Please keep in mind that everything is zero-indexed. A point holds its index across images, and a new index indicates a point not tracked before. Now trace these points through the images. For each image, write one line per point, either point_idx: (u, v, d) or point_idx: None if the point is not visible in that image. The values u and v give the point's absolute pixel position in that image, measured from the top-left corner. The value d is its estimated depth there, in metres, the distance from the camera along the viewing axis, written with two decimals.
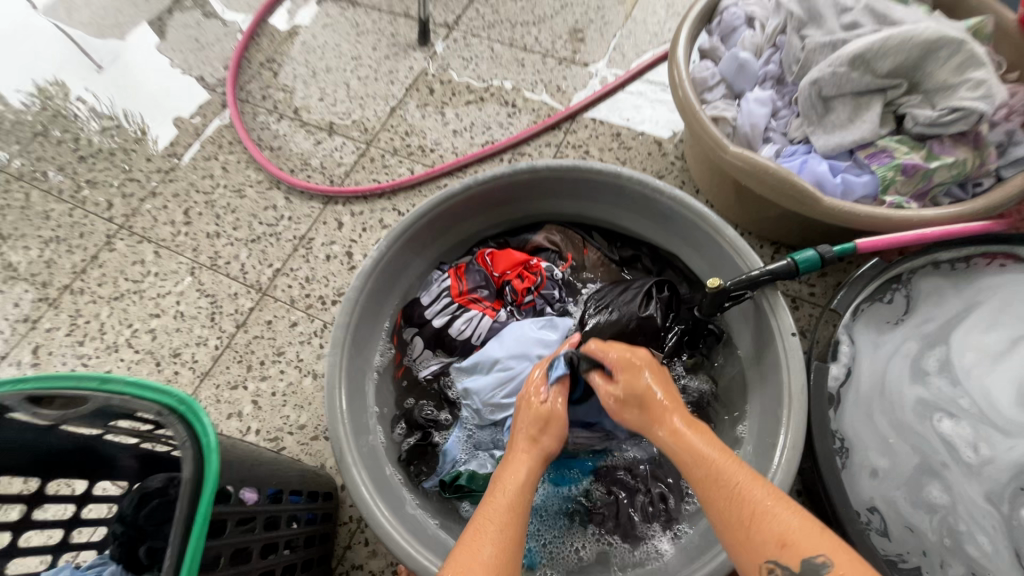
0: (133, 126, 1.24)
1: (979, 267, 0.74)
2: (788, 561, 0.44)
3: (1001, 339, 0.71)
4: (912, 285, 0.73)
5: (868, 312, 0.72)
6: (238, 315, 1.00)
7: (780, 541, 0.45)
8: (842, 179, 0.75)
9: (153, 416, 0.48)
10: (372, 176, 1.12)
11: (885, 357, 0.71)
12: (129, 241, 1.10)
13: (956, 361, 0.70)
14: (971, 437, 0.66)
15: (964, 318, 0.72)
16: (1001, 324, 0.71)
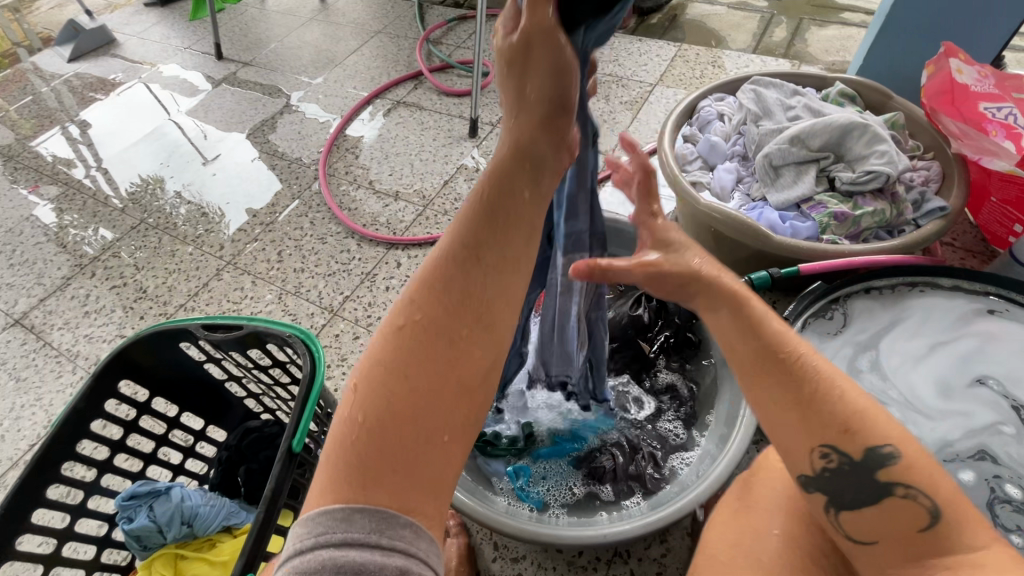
0: (218, 215, 1.56)
1: (903, 291, 0.93)
2: (851, 449, 0.50)
3: (923, 346, 0.90)
4: (847, 303, 0.93)
5: (813, 322, 0.91)
6: (312, 329, 1.25)
7: (846, 429, 0.50)
8: (790, 224, 0.98)
9: (284, 337, 0.70)
10: (426, 229, 1.41)
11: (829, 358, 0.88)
12: (233, 273, 1.40)
13: (884, 364, 0.89)
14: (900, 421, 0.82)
15: (892, 330, 0.91)
16: (921, 334, 0.90)
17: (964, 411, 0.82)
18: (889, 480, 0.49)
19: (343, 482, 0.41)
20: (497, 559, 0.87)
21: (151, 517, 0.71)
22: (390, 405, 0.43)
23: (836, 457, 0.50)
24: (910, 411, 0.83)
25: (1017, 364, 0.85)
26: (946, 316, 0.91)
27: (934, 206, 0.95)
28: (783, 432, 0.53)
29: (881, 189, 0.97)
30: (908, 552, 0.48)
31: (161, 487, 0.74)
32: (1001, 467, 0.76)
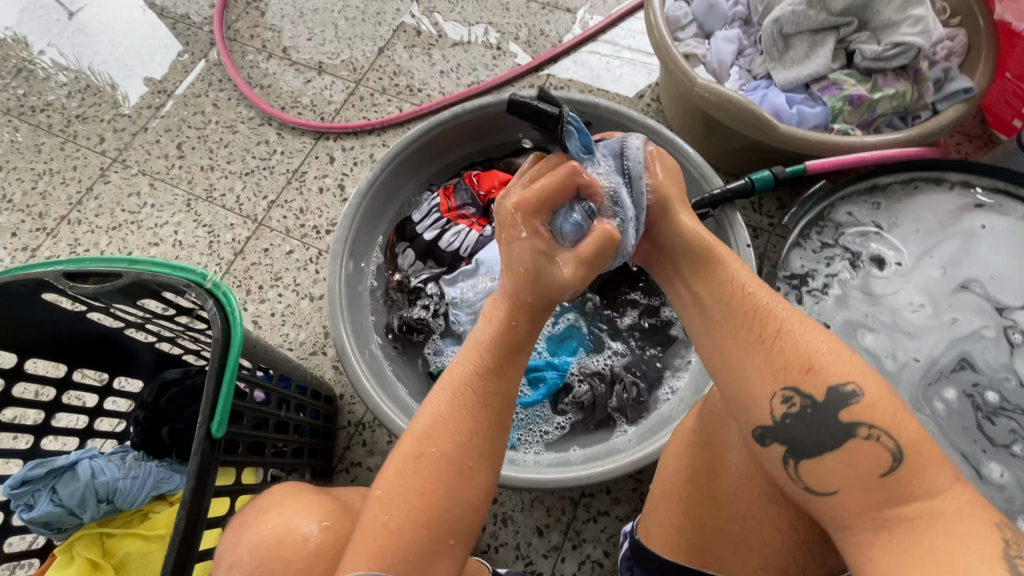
0: (99, 80, 1.23)
1: (899, 192, 0.85)
2: (812, 387, 0.43)
3: (908, 254, 0.83)
4: (838, 211, 0.85)
5: (803, 237, 0.82)
6: (235, 244, 1.05)
7: (807, 364, 0.43)
8: (797, 109, 0.83)
9: (181, 286, 0.53)
10: (362, 114, 1.16)
11: (816, 273, 0.82)
12: (123, 174, 1.13)
13: (873, 284, 0.82)
14: (889, 348, 0.78)
15: (880, 238, 0.84)
16: (911, 238, 0.83)
17: (952, 318, 0.79)
18: (853, 420, 0.42)
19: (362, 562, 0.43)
20: None
21: (54, 501, 0.60)
22: (403, 507, 0.44)
23: (798, 401, 0.43)
24: (897, 325, 0.79)
25: (1006, 265, 0.80)
26: (938, 215, 0.84)
27: (959, 86, 0.82)
28: (735, 377, 0.45)
29: (905, 66, 0.82)
30: (870, 502, 0.40)
31: (63, 464, 0.62)
32: (980, 375, 0.75)
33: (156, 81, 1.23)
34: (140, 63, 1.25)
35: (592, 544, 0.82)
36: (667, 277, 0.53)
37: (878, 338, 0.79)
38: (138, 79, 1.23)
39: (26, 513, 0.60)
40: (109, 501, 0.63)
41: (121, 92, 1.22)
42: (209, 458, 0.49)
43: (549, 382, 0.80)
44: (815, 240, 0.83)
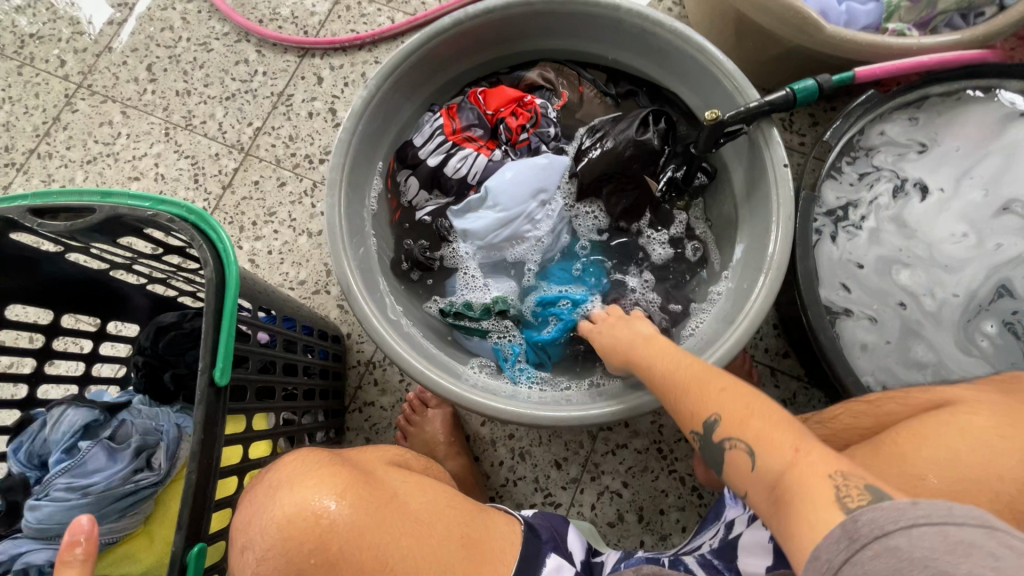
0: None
1: (935, 105, 0.77)
2: (695, 425, 0.46)
3: (948, 178, 0.76)
4: (869, 136, 0.77)
5: (835, 166, 0.76)
6: (222, 176, 0.97)
7: (690, 411, 0.47)
8: (846, 6, 0.74)
9: (164, 222, 0.47)
10: (349, 26, 1.04)
11: (857, 203, 0.77)
12: (91, 101, 1.03)
13: (910, 211, 0.76)
14: (925, 281, 0.73)
15: (920, 158, 0.77)
16: (950, 159, 0.76)
17: (994, 244, 0.73)
18: (721, 435, 0.42)
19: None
20: (485, 423, 0.84)
21: (88, 491, 0.54)
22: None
23: (734, 442, 0.41)
24: (935, 254, 0.74)
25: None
26: (980, 129, 0.75)
27: None
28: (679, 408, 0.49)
29: None
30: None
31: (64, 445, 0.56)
32: (1018, 303, 0.71)
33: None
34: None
35: (611, 476, 0.82)
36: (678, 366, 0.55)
37: (912, 269, 0.74)
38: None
39: (35, 515, 0.53)
40: (148, 467, 0.58)
41: (84, 15, 1.07)
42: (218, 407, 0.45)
43: (564, 317, 0.76)
44: (849, 171, 0.76)
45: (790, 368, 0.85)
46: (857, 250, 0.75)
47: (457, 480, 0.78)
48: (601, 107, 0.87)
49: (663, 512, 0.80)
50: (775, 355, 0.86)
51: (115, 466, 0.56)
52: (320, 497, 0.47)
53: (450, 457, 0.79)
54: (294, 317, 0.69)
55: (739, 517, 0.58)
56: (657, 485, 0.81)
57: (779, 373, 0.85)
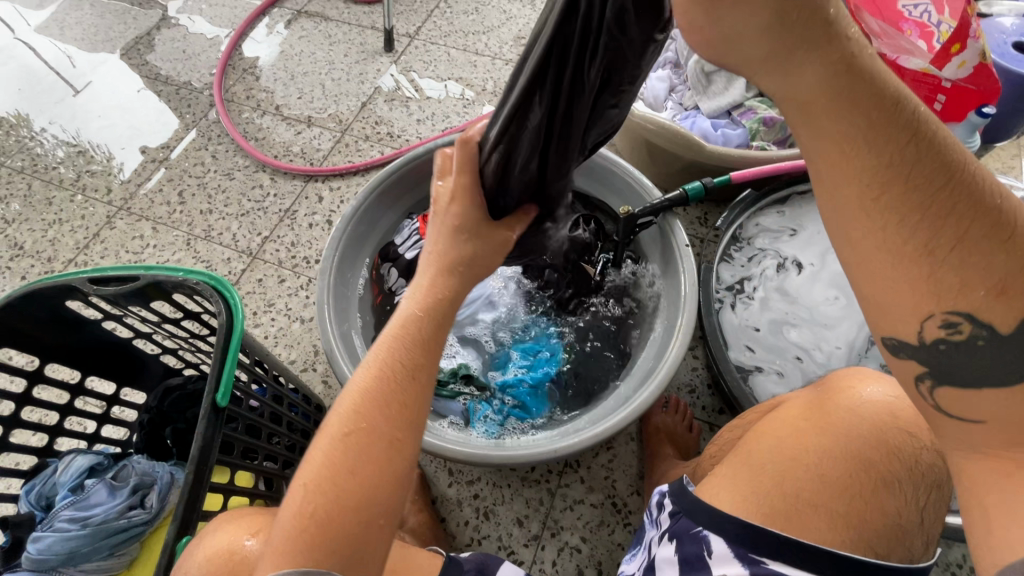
0: (97, 152, 1.33)
1: (798, 201, 0.96)
2: (990, 317, 0.36)
3: (814, 254, 0.93)
4: (750, 230, 0.95)
5: (728, 253, 0.93)
6: (231, 276, 1.14)
7: (1001, 287, 0.35)
8: (721, 132, 0.97)
9: (191, 285, 0.62)
10: (347, 158, 1.30)
11: (748, 279, 0.92)
12: (128, 220, 1.24)
13: (790, 284, 0.91)
14: (811, 337, 0.86)
15: (792, 239, 0.95)
16: (816, 239, 0.93)
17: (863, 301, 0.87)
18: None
19: (297, 545, 0.43)
20: (452, 483, 0.91)
21: (86, 522, 0.61)
22: (318, 502, 0.44)
23: (966, 330, 0.37)
24: (815, 315, 0.88)
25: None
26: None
27: None
28: (889, 290, 0.38)
29: None
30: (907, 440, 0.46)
31: (69, 485, 0.64)
32: None
33: (143, 149, 1.34)
34: (152, 130, 1.37)
35: (570, 531, 0.86)
36: (844, 175, 0.37)
37: (800, 327, 0.87)
38: (141, 150, 1.34)
39: (37, 545, 0.59)
40: (141, 506, 0.65)
41: (118, 161, 1.33)
42: (211, 427, 0.56)
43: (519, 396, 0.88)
44: (739, 256, 0.93)
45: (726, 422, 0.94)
46: (751, 317, 0.89)
47: (419, 534, 0.82)
48: None
49: (620, 566, 0.84)
50: (711, 412, 0.96)
51: (114, 500, 0.63)
52: (240, 538, 0.51)
53: (415, 513, 0.84)
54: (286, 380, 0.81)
55: (654, 539, 0.60)
56: (614, 538, 0.86)
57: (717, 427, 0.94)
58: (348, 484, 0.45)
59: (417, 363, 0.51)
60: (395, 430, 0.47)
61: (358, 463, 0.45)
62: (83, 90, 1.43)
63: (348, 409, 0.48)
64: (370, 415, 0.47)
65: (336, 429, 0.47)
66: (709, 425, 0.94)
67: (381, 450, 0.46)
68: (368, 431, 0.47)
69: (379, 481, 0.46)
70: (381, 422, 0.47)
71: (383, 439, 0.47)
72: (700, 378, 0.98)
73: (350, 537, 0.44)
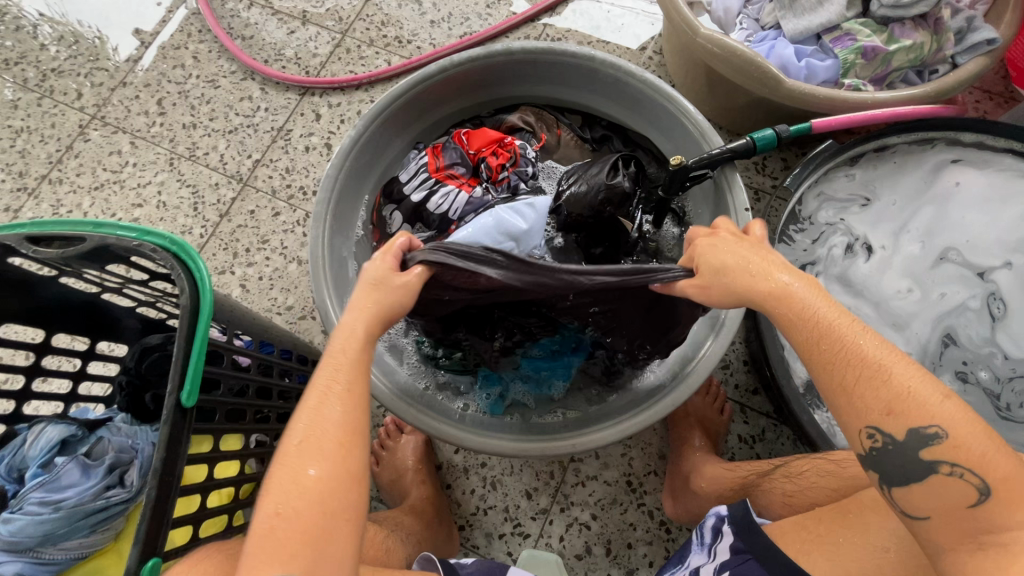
0: (87, 32, 1.15)
1: (876, 159, 0.79)
2: (893, 429, 0.41)
3: (885, 236, 0.77)
4: (813, 206, 0.78)
5: (787, 232, 0.77)
6: (221, 205, 1.02)
7: (888, 409, 0.41)
8: (806, 62, 0.78)
9: (147, 252, 0.51)
10: (348, 67, 1.11)
11: (812, 264, 0.76)
12: (103, 131, 1.09)
13: (853, 274, 0.75)
14: (878, 341, 0.72)
15: (863, 211, 0.78)
16: (889, 214, 0.78)
17: (938, 293, 0.73)
18: (933, 458, 0.40)
19: (280, 553, 0.41)
20: (459, 450, 0.86)
21: (59, 505, 0.56)
22: (285, 506, 0.42)
23: (881, 439, 0.41)
24: (883, 313, 0.73)
25: (981, 228, 0.74)
26: (912, 181, 0.78)
27: (981, 38, 0.75)
28: (841, 405, 0.43)
29: (925, 15, 0.76)
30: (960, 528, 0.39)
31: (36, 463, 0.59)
32: (965, 352, 0.71)
33: (136, 32, 1.16)
34: (129, 14, 1.17)
35: (580, 507, 0.82)
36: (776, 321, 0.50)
37: (865, 327, 0.73)
38: (133, 33, 1.16)
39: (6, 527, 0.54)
40: (119, 484, 0.60)
41: (111, 45, 1.15)
42: (171, 430, 0.48)
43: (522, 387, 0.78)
44: (801, 239, 0.76)
45: (759, 404, 0.86)
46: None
47: (420, 510, 0.76)
48: (578, 149, 0.92)
49: (630, 546, 0.81)
50: (745, 391, 0.87)
51: (87, 481, 0.58)
52: None
53: (417, 485, 0.80)
54: (280, 343, 0.72)
55: (704, 568, 0.55)
56: (626, 518, 0.82)
57: (748, 407, 0.86)
58: (302, 478, 0.43)
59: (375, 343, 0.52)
60: (353, 429, 0.46)
61: (303, 461, 0.44)
62: None
63: (318, 381, 0.48)
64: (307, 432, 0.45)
65: (293, 428, 0.46)
66: (740, 406, 0.87)
67: (322, 431, 0.45)
68: (331, 431, 0.45)
69: (323, 494, 0.43)
70: (330, 394, 0.47)
71: (343, 428, 0.46)
72: (736, 354, 0.88)
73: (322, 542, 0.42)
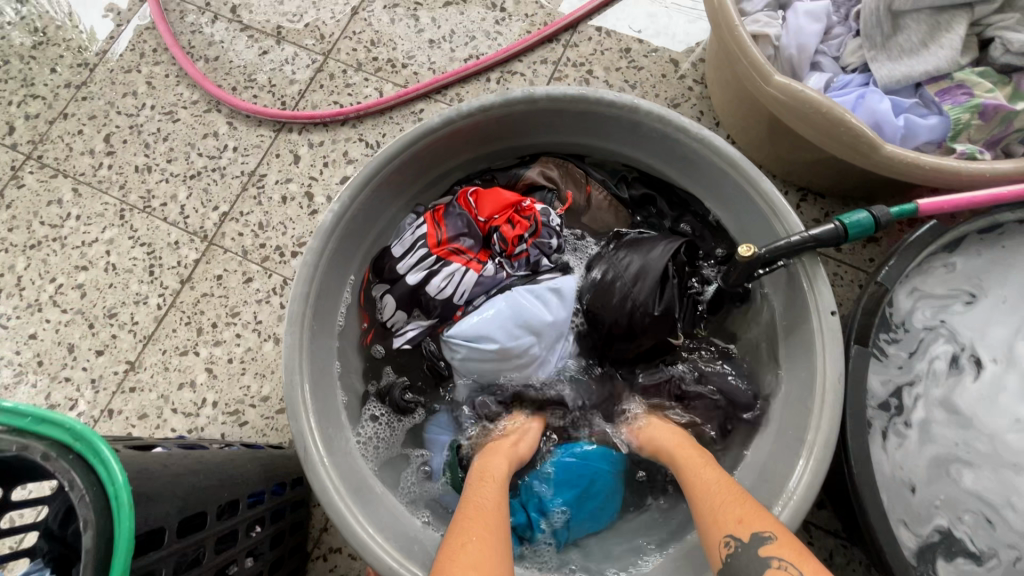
0: (55, 8, 0.98)
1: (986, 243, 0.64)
2: (742, 534, 0.47)
3: (999, 346, 0.61)
4: (906, 307, 0.62)
5: (879, 346, 0.61)
6: (181, 269, 0.86)
7: (739, 517, 0.49)
8: (905, 120, 0.62)
9: (37, 459, 0.35)
10: (332, 97, 0.93)
11: (910, 387, 0.61)
12: (40, 175, 0.92)
13: (958, 400, 0.60)
14: (995, 487, 0.58)
15: (967, 310, 0.62)
16: (1001, 317, 0.62)
17: None
18: (767, 555, 0.45)
19: None
20: None
21: None
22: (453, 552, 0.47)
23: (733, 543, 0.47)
24: (1000, 450, 0.59)
25: None
26: None
27: None
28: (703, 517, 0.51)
29: None
30: None
31: None
32: None
33: (111, 10, 0.99)
34: None
35: None
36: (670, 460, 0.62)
37: (978, 470, 0.59)
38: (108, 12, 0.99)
39: None
40: None
41: (84, 26, 0.98)
42: None
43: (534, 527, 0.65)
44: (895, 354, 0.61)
45: (825, 523, 0.73)
46: (907, 460, 0.59)
47: None
48: (611, 210, 0.77)
49: None
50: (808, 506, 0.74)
51: None
52: None
53: None
54: (254, 489, 0.57)
55: None
56: None
57: (812, 526, 0.73)
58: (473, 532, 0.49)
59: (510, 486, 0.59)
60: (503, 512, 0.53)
61: (475, 522, 0.50)
62: None
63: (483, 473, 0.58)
64: (472, 522, 0.50)
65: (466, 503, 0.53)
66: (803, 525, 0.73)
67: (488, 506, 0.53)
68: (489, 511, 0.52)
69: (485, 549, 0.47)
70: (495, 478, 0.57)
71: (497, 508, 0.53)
72: None
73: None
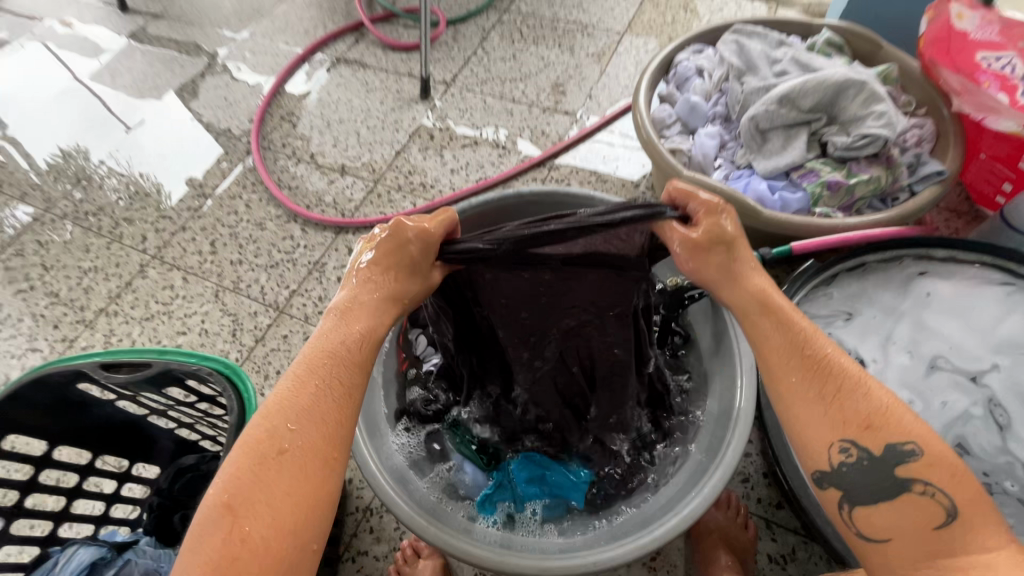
0: (148, 182, 1.37)
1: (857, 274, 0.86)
2: (869, 443, 0.51)
3: (874, 347, 0.81)
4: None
5: None
6: (257, 331, 1.11)
7: (866, 424, 0.51)
8: (779, 195, 0.89)
9: (203, 375, 0.58)
10: (379, 209, 1.27)
11: None
12: (160, 269, 1.23)
13: None
14: None
15: (847, 324, 0.83)
16: (873, 327, 0.82)
17: (941, 402, 0.75)
18: (908, 475, 0.51)
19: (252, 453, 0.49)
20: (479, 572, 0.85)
21: None
22: (278, 424, 0.50)
23: (855, 452, 0.51)
24: None
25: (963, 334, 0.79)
26: (889, 295, 0.84)
27: (931, 170, 0.87)
28: (804, 412, 0.53)
29: (877, 154, 0.88)
30: (922, 553, 0.49)
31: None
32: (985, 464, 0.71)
33: (189, 179, 1.38)
34: (185, 167, 1.40)
35: None
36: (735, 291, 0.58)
37: None
38: (186, 181, 1.37)
39: None
40: None
41: (166, 191, 1.36)
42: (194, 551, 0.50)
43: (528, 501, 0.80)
44: None
45: (785, 519, 0.84)
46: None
47: None
48: None
49: None
50: (769, 506, 0.86)
51: None
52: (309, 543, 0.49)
53: None
54: None
55: None
56: None
57: (774, 524, 0.84)
58: (303, 394, 0.52)
59: (378, 330, 0.57)
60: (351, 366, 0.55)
61: (307, 384, 0.53)
62: (135, 127, 1.48)
63: (333, 324, 0.56)
64: (308, 375, 0.53)
65: (310, 356, 0.54)
66: (767, 524, 0.85)
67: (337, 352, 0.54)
68: (343, 372, 0.54)
69: (284, 429, 0.50)
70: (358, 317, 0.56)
71: (341, 359, 0.55)
72: (754, 467, 0.89)
73: (284, 448, 0.49)
